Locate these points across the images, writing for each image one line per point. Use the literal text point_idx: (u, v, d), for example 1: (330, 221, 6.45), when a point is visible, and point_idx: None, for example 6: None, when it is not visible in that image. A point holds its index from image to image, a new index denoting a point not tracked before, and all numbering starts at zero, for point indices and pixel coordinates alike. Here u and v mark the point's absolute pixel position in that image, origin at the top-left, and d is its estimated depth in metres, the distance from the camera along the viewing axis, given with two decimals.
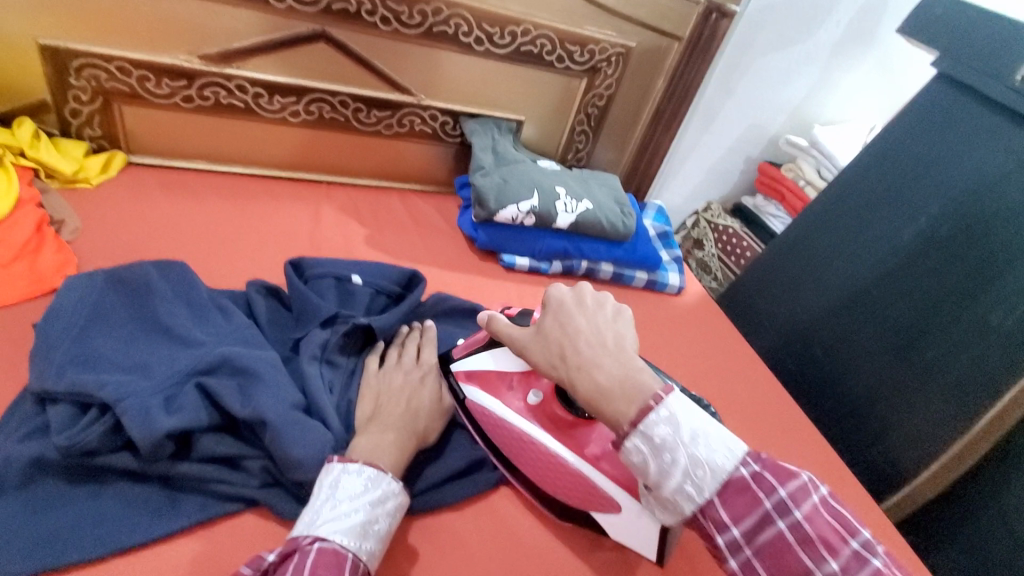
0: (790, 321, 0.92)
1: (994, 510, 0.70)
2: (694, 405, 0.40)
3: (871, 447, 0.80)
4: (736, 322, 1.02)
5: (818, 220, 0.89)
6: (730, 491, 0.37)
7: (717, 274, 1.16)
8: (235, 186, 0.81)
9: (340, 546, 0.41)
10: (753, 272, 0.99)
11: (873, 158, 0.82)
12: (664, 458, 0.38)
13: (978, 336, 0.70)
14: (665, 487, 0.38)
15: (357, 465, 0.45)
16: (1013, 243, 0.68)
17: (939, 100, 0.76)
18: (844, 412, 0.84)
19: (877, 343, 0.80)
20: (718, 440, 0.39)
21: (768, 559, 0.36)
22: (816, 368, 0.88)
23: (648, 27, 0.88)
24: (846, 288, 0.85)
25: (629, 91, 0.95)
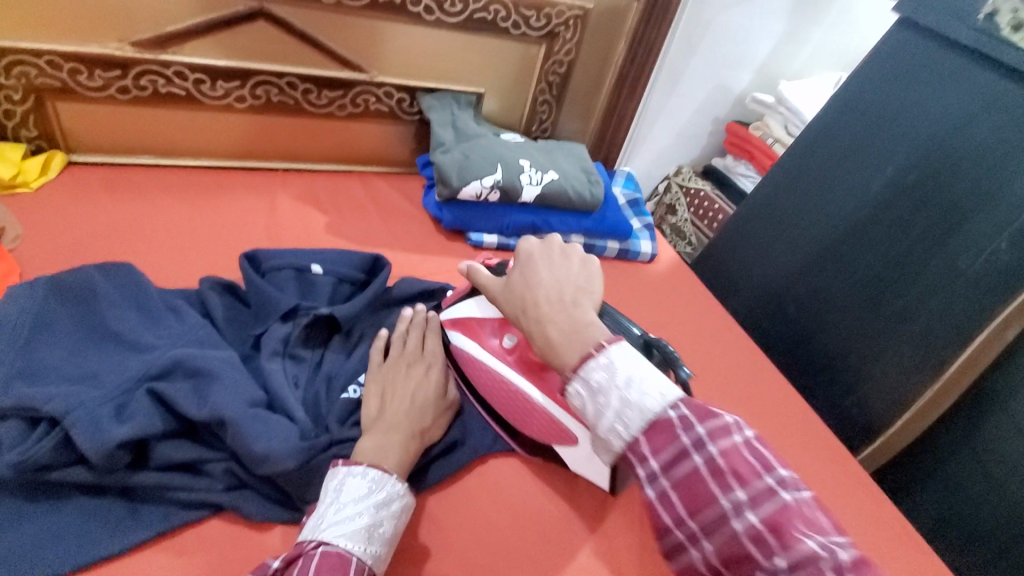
0: (763, 281, 0.92)
1: (968, 451, 0.74)
2: (638, 355, 0.39)
3: (846, 401, 0.81)
4: (709, 285, 1.02)
5: (782, 177, 0.88)
6: (653, 430, 0.36)
7: (691, 239, 1.14)
8: (185, 181, 0.78)
9: (345, 550, 0.40)
10: (726, 233, 0.98)
11: (840, 109, 0.81)
12: (599, 400, 0.38)
13: (947, 283, 0.70)
14: (597, 425, 0.38)
15: (361, 467, 0.45)
16: (978, 186, 0.67)
17: (901, 45, 0.75)
18: (819, 368, 0.84)
19: (848, 296, 0.80)
20: (653, 385, 0.38)
21: (711, 536, 0.35)
22: (790, 325, 0.88)
23: None
24: (816, 244, 0.84)
25: (589, 55, 0.93)
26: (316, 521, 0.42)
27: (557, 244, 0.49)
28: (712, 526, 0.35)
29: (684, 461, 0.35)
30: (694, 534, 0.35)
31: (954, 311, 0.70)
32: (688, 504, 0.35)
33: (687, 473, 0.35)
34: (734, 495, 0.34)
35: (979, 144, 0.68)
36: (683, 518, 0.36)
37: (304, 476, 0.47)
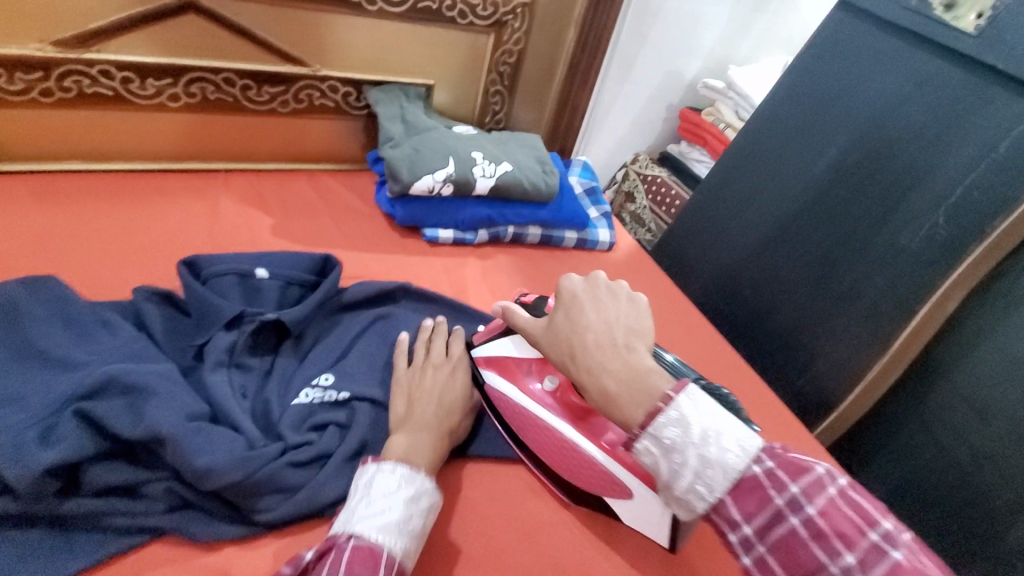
0: (720, 264, 0.93)
1: (917, 423, 0.73)
2: (710, 402, 0.37)
3: (801, 379, 0.83)
4: (670, 272, 1.02)
5: (736, 164, 0.90)
6: (741, 489, 0.35)
7: (650, 227, 1.14)
8: (118, 186, 0.73)
9: (376, 542, 0.40)
10: (683, 220, 0.99)
11: (791, 93, 0.83)
12: (674, 458, 0.36)
13: (889, 258, 0.72)
14: (676, 486, 0.36)
15: (390, 464, 0.45)
16: (915, 163, 0.70)
17: (840, 31, 0.77)
18: (774, 347, 0.86)
19: (798, 275, 0.82)
20: (731, 438, 0.36)
21: (781, 555, 0.33)
22: (745, 306, 0.90)
23: None
24: (768, 226, 0.85)
25: (539, 43, 0.91)
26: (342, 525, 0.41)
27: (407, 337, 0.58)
28: (781, 543, 0.33)
29: (771, 523, 0.34)
30: (750, 539, 0.34)
31: (901, 283, 0.71)
32: (745, 510, 0.35)
33: (743, 479, 0.35)
34: (788, 492, 0.34)
35: (916, 121, 0.70)
36: (739, 522, 0.35)
37: (251, 488, 0.45)
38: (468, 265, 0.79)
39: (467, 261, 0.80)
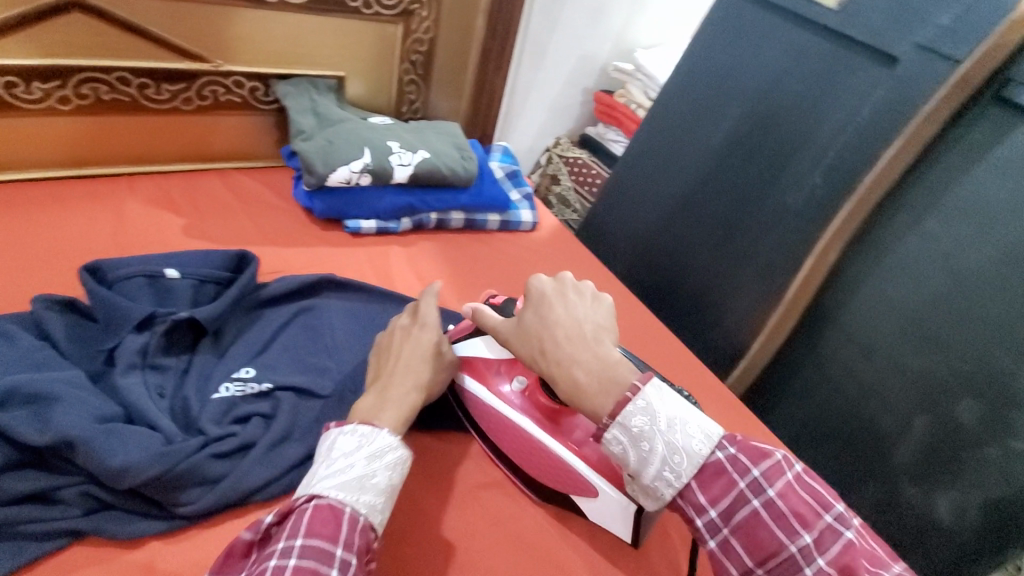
0: (631, 236, 0.98)
1: (814, 362, 0.82)
2: (673, 397, 0.40)
3: (712, 334, 0.89)
4: (587, 247, 1.06)
5: (640, 148, 0.96)
6: (706, 473, 0.39)
7: (575, 207, 1.18)
8: (6, 195, 0.69)
9: (336, 500, 0.39)
10: (602, 201, 1.03)
11: (682, 77, 0.91)
12: (641, 447, 0.39)
13: (779, 218, 0.80)
14: (644, 475, 0.39)
15: (352, 424, 0.44)
16: (796, 129, 0.78)
17: (721, 11, 0.86)
18: (688, 309, 0.92)
19: (703, 240, 0.89)
20: (696, 427, 0.40)
21: (744, 536, 0.37)
22: (657, 275, 0.95)
23: None
24: (674, 196, 0.91)
25: (450, 31, 0.93)
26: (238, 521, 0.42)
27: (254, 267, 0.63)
28: (741, 525, 0.37)
29: (735, 504, 0.38)
30: (714, 522, 0.38)
31: (790, 242, 0.79)
32: (742, 535, 0.37)
33: (727, 493, 0.38)
34: (750, 474, 0.38)
35: (795, 91, 0.78)
36: (732, 550, 0.37)
37: (173, 482, 0.45)
38: (390, 253, 0.80)
39: (390, 249, 0.81)
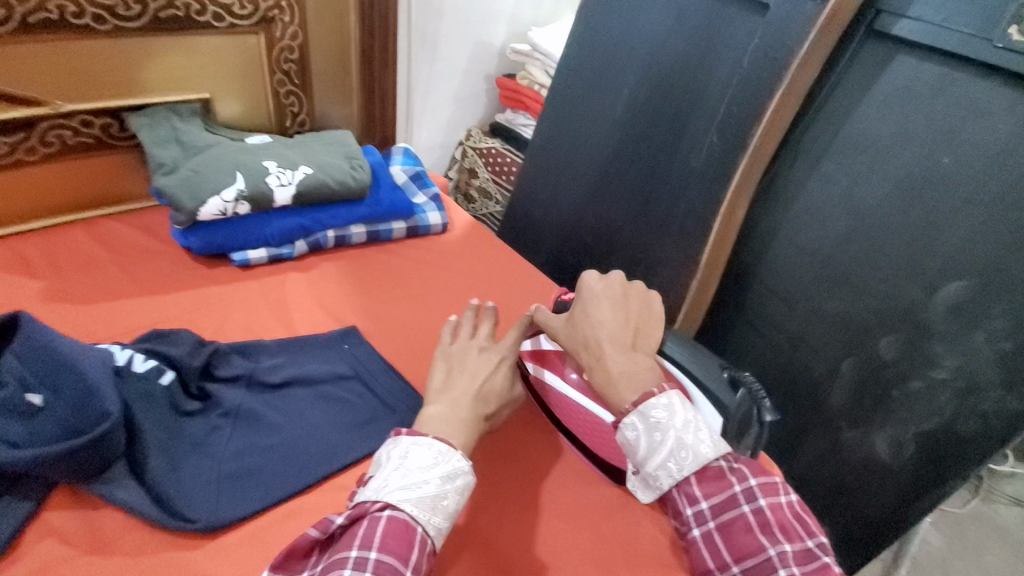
0: (803, 346, 1.10)
1: (957, 474, 0.97)
2: (683, 403, 0.68)
3: (874, 434, 1.04)
4: (758, 349, 1.17)
5: (845, 277, 1.03)
6: (709, 476, 0.67)
7: (769, 315, 1.14)
8: (352, 282, 1.08)
9: (408, 516, 0.58)
10: (797, 301, 1.09)
11: (896, 187, 0.95)
12: (656, 435, 0.67)
13: (961, 352, 0.92)
14: (653, 459, 0.67)
15: (428, 440, 0.64)
16: (1011, 269, 0.85)
17: (939, 131, 0.90)
18: (856, 415, 1.06)
19: (858, 359, 1.03)
20: (704, 437, 0.68)
21: (724, 531, 0.65)
22: (806, 383, 1.11)
23: (716, 101, 1.04)
24: (841, 317, 1.04)
25: (689, 148, 1.09)
26: (384, 481, 0.61)
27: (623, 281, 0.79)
28: (729, 525, 0.65)
29: (727, 502, 0.66)
30: (704, 513, 0.67)
31: (948, 405, 0.95)
32: (729, 548, 0.65)
33: (733, 518, 0.65)
34: (779, 546, 0.62)
35: (979, 237, 0.88)
36: (725, 557, 0.65)
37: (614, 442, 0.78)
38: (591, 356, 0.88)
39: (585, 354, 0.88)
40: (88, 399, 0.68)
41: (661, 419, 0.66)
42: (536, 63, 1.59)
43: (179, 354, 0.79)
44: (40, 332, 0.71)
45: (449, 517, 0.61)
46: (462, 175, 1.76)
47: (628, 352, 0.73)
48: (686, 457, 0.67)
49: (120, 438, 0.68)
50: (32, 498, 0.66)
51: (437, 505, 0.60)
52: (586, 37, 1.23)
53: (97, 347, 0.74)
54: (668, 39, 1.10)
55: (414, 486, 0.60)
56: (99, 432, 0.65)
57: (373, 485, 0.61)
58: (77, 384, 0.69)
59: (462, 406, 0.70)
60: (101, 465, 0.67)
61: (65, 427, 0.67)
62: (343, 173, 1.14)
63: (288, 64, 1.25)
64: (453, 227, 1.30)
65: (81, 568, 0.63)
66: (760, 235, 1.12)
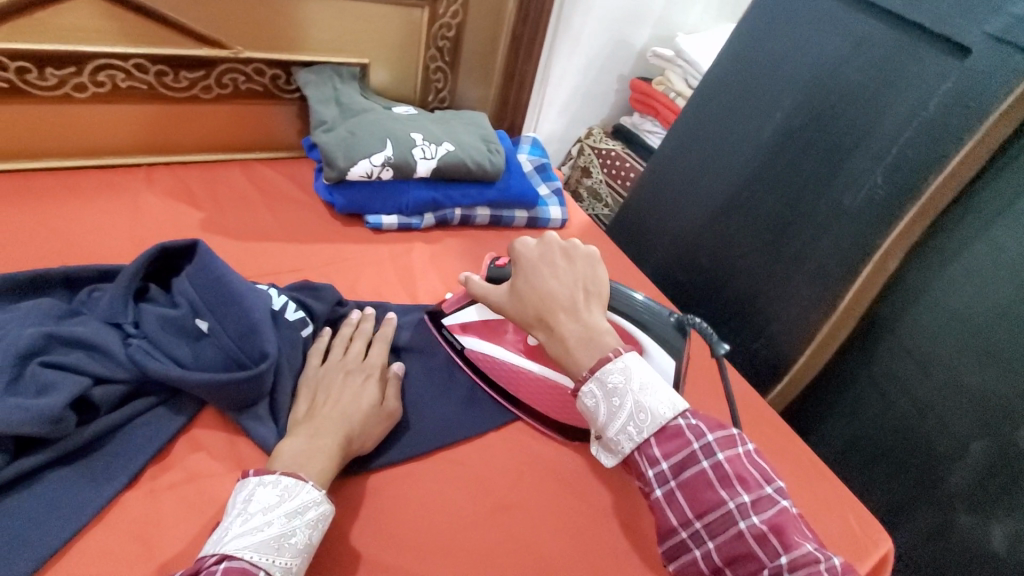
0: (928, 417, 1.03)
1: None
2: (640, 362, 0.65)
3: (993, 527, 0.96)
4: (876, 410, 1.10)
5: (994, 354, 0.94)
6: (665, 435, 0.62)
7: (897, 376, 1.06)
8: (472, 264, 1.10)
9: (248, 564, 0.54)
10: (932, 369, 1.01)
11: None
12: (615, 398, 0.63)
13: None
14: (612, 423, 0.63)
15: (273, 478, 0.62)
16: None
17: None
18: (976, 502, 0.98)
19: (990, 445, 0.95)
20: (662, 398, 0.63)
21: (685, 488, 0.61)
22: (922, 457, 1.04)
23: (888, 142, 0.97)
24: (981, 395, 0.96)
25: (843, 187, 1.03)
26: (225, 530, 0.58)
27: (559, 240, 0.77)
28: (689, 482, 0.61)
29: (687, 460, 0.61)
30: (663, 472, 0.62)
31: None
32: (693, 508, 0.60)
33: (693, 475, 0.61)
34: (738, 498, 0.59)
35: None
36: (687, 517, 0.61)
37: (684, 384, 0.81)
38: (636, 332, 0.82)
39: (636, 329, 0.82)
40: (249, 335, 0.74)
41: (619, 383, 0.63)
42: (676, 70, 1.55)
43: (321, 313, 0.85)
44: (213, 265, 0.76)
45: (300, 554, 0.59)
46: (575, 172, 1.75)
47: (597, 316, 0.71)
48: (645, 419, 0.62)
49: (270, 380, 0.73)
50: (185, 413, 0.72)
51: (282, 544, 0.57)
52: (745, 51, 1.17)
53: (258, 288, 0.79)
54: (841, 67, 1.03)
55: (255, 530, 0.57)
56: (254, 372, 0.70)
57: (214, 537, 0.58)
58: (240, 320, 0.74)
59: (328, 432, 0.69)
60: (247, 400, 0.72)
61: (225, 356, 0.73)
62: (480, 155, 1.15)
63: (443, 41, 1.28)
64: (570, 225, 1.29)
65: (220, 487, 0.68)
66: (905, 291, 1.04)
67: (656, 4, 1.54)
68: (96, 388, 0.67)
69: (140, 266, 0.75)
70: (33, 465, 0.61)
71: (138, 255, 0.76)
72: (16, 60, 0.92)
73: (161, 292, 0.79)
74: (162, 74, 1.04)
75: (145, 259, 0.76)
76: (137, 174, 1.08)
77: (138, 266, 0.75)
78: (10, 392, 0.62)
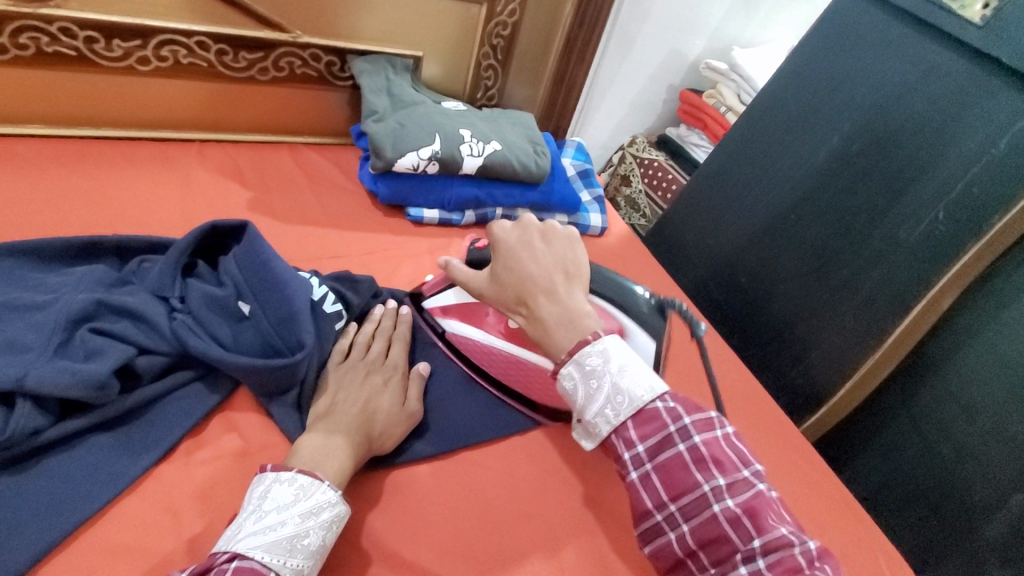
0: (968, 464, 0.99)
1: None
2: (620, 345, 0.62)
3: None
4: (915, 451, 1.06)
5: None
6: (642, 418, 0.60)
7: (941, 419, 1.02)
8: None
9: (259, 565, 0.53)
10: (979, 415, 0.97)
11: None
12: (592, 382, 0.61)
13: None
14: (590, 407, 0.61)
15: (289, 476, 0.60)
16: None
17: None
18: (1012, 557, 0.93)
19: None
20: (641, 380, 0.61)
21: (662, 472, 0.58)
22: (959, 504, 1.00)
23: (951, 177, 0.93)
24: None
25: (899, 218, 1.00)
26: (238, 527, 0.56)
27: (536, 222, 0.71)
28: (665, 465, 0.58)
29: (663, 442, 0.59)
30: (638, 455, 0.59)
31: None
32: (669, 491, 0.58)
33: (669, 458, 0.58)
34: (714, 481, 0.57)
35: None
36: (662, 500, 0.59)
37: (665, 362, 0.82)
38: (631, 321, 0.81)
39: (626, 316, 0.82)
40: (288, 323, 0.74)
41: (597, 365, 0.61)
42: (729, 84, 1.53)
43: (356, 305, 0.85)
44: (260, 247, 0.77)
45: (311, 557, 0.57)
46: (615, 179, 1.73)
47: (577, 296, 0.67)
48: (621, 402, 0.60)
49: (304, 369, 0.73)
50: (220, 391, 0.73)
51: (295, 546, 0.56)
52: (805, 69, 1.13)
53: (300, 275, 0.79)
54: (905, 94, 0.99)
55: (267, 529, 0.56)
56: (291, 359, 0.71)
57: (226, 533, 0.57)
58: (281, 306, 0.75)
59: (344, 430, 0.68)
60: (281, 386, 0.73)
61: (263, 339, 0.74)
62: (526, 156, 1.14)
63: (497, 39, 1.27)
64: (609, 233, 1.27)
65: (251, 467, 0.69)
66: (956, 332, 0.99)
67: (714, 15, 1.51)
68: (140, 358, 0.68)
69: (192, 241, 0.77)
70: (74, 428, 0.63)
71: (189, 231, 0.78)
72: (85, 30, 0.94)
73: (209, 268, 0.80)
74: (221, 53, 1.05)
75: (196, 235, 0.78)
76: (190, 149, 1.10)
77: (189, 241, 0.77)
78: (59, 355, 0.63)
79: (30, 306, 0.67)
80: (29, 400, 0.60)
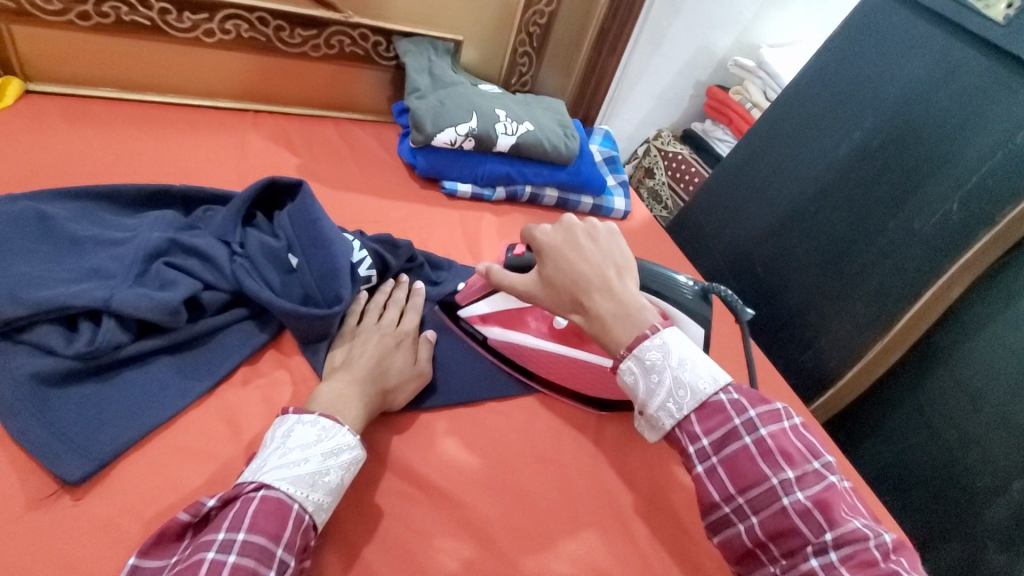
0: (971, 450, 1.02)
1: None
2: (679, 337, 0.63)
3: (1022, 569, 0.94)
4: (920, 438, 1.10)
5: None
6: (706, 411, 0.61)
7: (947, 406, 1.06)
8: None
9: (283, 496, 0.57)
10: (984, 402, 1.01)
11: None
12: (654, 377, 0.62)
13: None
14: (652, 401, 0.62)
15: (311, 417, 0.64)
16: None
17: None
18: (1008, 541, 0.96)
19: None
20: (704, 373, 0.62)
21: (728, 466, 0.60)
22: (960, 490, 1.03)
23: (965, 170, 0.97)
24: None
25: (913, 210, 1.04)
26: (263, 461, 0.60)
27: (580, 221, 0.71)
28: (730, 459, 0.60)
29: (729, 436, 0.60)
30: (703, 449, 0.61)
31: None
32: (734, 485, 0.60)
33: (736, 451, 0.60)
34: (781, 474, 0.58)
35: None
36: (728, 493, 0.60)
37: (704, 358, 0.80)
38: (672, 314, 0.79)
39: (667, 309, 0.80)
40: (329, 279, 0.80)
41: (657, 360, 0.62)
42: (756, 81, 1.57)
43: (394, 266, 0.90)
44: (310, 204, 0.84)
45: (330, 493, 0.61)
46: (639, 171, 1.78)
47: (633, 289, 0.67)
48: (685, 396, 0.61)
49: (336, 324, 0.79)
50: (270, 330, 0.80)
51: (316, 481, 0.60)
52: (830, 65, 1.18)
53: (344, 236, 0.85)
54: (928, 90, 1.03)
55: (292, 464, 0.60)
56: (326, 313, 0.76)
57: (254, 465, 0.61)
58: (324, 262, 0.81)
59: (361, 381, 0.73)
60: (321, 333, 0.79)
61: (308, 289, 0.81)
62: (557, 138, 1.20)
63: (534, 27, 1.33)
64: (631, 218, 1.33)
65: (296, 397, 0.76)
66: (966, 322, 1.04)
67: (745, 13, 1.56)
68: (204, 292, 0.76)
69: (252, 193, 0.85)
70: (147, 347, 0.71)
71: (250, 185, 0.85)
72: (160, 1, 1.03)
73: (265, 221, 0.88)
74: (279, 29, 1.13)
75: (256, 188, 0.86)
76: (244, 117, 1.18)
77: (250, 194, 0.84)
78: (137, 283, 0.71)
79: (113, 241, 0.76)
80: (113, 318, 0.68)
